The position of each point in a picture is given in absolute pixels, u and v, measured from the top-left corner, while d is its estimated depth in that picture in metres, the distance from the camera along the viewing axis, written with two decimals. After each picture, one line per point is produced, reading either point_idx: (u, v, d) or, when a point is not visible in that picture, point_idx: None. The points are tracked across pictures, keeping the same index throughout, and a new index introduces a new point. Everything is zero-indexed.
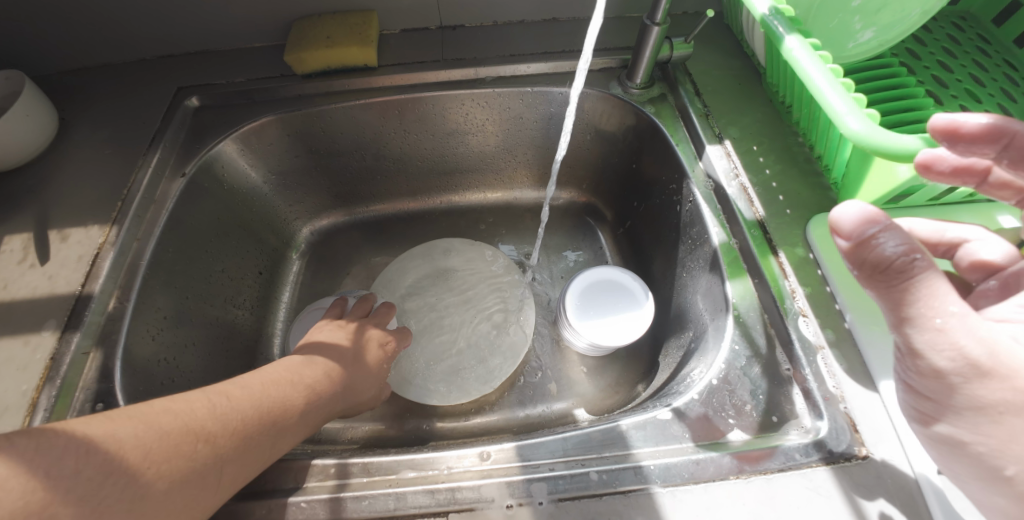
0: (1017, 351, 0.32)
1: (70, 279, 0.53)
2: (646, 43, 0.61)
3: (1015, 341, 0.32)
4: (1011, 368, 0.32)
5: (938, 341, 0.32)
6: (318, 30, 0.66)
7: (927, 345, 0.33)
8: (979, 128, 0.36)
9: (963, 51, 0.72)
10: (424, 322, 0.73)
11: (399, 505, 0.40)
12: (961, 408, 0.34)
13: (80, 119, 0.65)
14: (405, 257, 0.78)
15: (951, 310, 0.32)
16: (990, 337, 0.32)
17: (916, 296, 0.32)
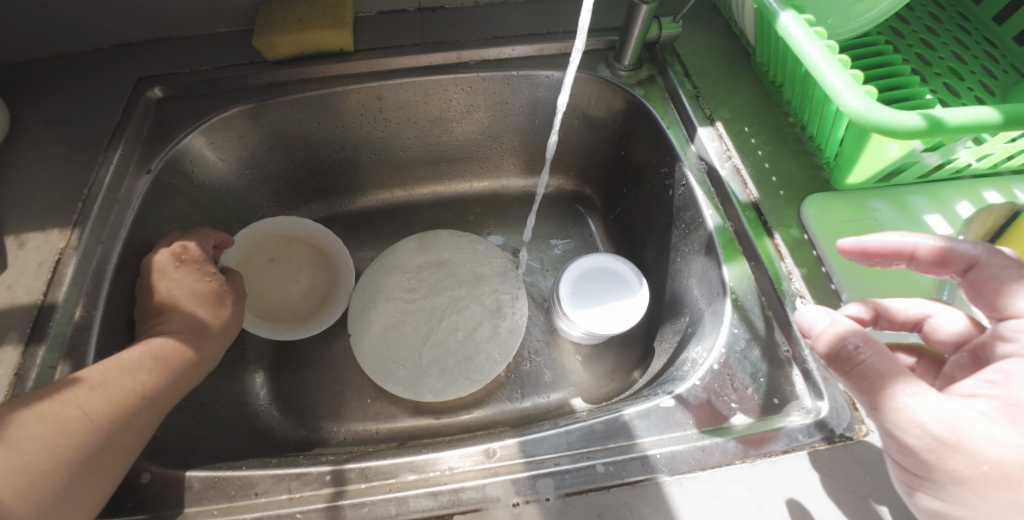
0: (984, 429, 0.30)
1: (30, 288, 0.49)
2: (635, 23, 0.59)
3: (981, 417, 0.30)
4: (976, 444, 0.30)
5: (903, 420, 0.31)
6: (288, 12, 0.62)
7: (892, 426, 0.32)
8: (885, 246, 0.40)
9: (944, 28, 0.73)
10: (411, 317, 0.71)
11: (400, 511, 0.39)
12: (945, 484, 0.31)
13: (30, 114, 0.60)
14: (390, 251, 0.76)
15: (906, 392, 0.31)
16: (953, 416, 0.30)
17: (873, 381, 0.32)
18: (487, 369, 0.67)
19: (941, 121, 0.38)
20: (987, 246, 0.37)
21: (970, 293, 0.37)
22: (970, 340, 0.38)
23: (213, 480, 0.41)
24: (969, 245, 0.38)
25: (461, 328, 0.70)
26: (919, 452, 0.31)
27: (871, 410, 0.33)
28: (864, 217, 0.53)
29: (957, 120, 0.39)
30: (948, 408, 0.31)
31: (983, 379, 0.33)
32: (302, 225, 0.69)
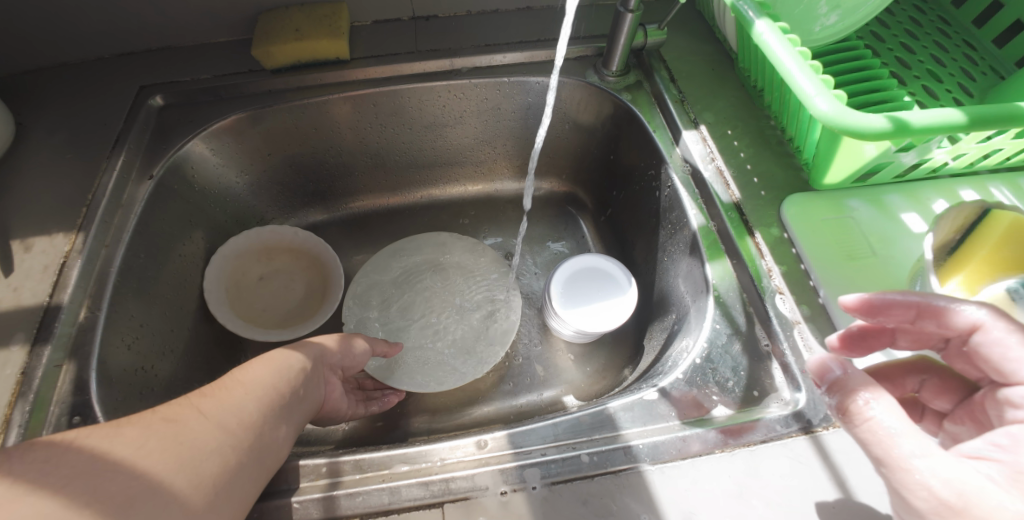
0: (992, 494, 0.28)
1: (36, 290, 0.51)
2: (621, 30, 0.62)
3: (989, 480, 0.29)
4: (983, 509, 0.28)
5: (909, 481, 0.30)
6: (286, 22, 0.64)
7: (898, 484, 0.31)
8: (882, 302, 0.39)
9: (924, 32, 0.75)
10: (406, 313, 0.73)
11: (393, 500, 0.40)
12: None
13: (34, 122, 0.62)
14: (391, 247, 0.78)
15: (907, 451, 0.31)
16: (957, 478, 0.29)
17: (871, 436, 0.32)
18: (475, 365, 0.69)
19: (906, 123, 0.40)
20: (994, 308, 0.35)
21: (977, 360, 0.36)
22: (963, 398, 0.39)
23: None
24: (974, 307, 0.35)
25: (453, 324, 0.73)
26: (927, 517, 0.30)
27: (879, 468, 0.32)
28: (842, 216, 0.55)
29: (923, 122, 0.41)
30: (952, 469, 0.29)
31: (989, 441, 0.31)
32: (272, 231, 0.70)
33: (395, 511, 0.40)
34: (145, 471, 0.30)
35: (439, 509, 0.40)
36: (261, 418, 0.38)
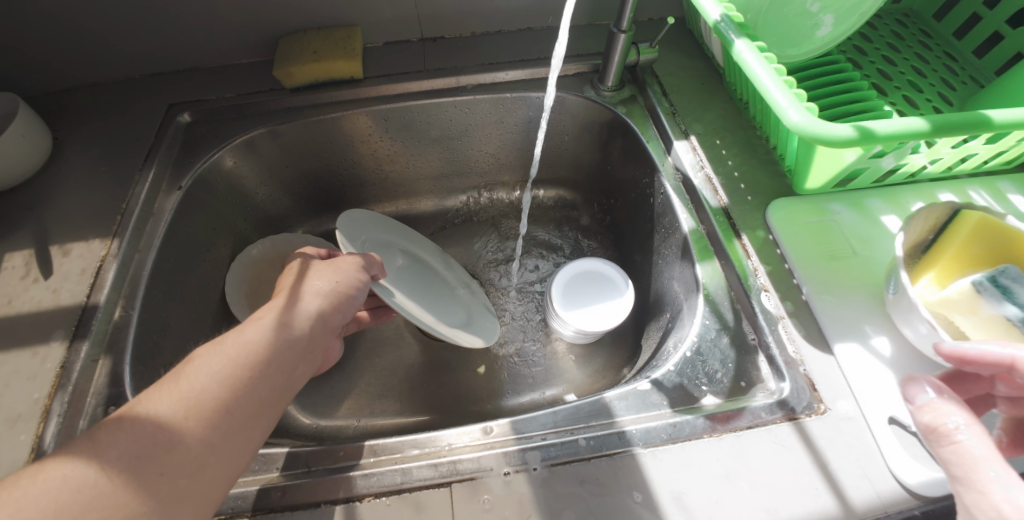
0: None
1: (74, 291, 0.55)
2: (615, 49, 0.66)
3: None
4: None
5: (980, 502, 0.31)
6: (305, 45, 0.69)
7: (971, 503, 0.31)
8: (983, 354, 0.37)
9: (905, 45, 0.79)
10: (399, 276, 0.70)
11: (405, 479, 0.44)
12: None
13: (71, 137, 0.67)
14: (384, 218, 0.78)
15: (989, 475, 0.31)
16: None
17: (952, 456, 0.33)
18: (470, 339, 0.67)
19: (872, 131, 0.44)
20: None
21: None
22: None
23: None
24: None
25: (443, 307, 0.72)
26: None
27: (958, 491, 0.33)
28: (824, 219, 0.59)
29: (888, 130, 0.44)
30: None
31: None
32: (282, 240, 0.74)
33: (407, 490, 0.43)
34: (133, 470, 0.31)
35: (448, 488, 0.43)
36: (258, 397, 0.38)
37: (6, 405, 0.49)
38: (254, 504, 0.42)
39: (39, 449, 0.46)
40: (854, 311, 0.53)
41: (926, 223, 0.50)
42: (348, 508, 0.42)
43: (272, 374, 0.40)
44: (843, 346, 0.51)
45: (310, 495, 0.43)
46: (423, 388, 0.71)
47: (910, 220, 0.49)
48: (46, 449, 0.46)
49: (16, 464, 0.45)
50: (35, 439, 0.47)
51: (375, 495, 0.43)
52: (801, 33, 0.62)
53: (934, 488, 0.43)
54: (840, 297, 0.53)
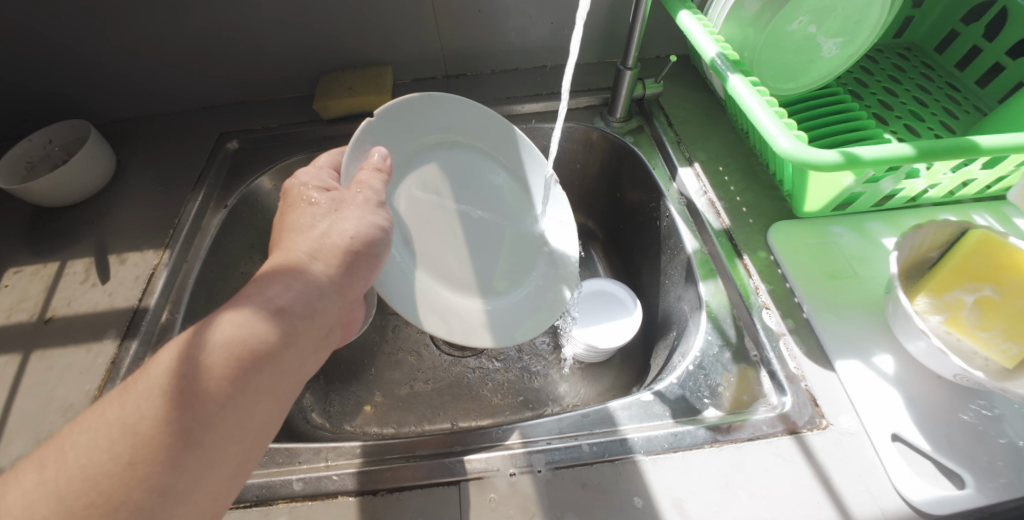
0: None
1: (128, 295, 0.61)
2: (621, 84, 0.71)
3: None
4: None
5: None
6: (341, 82, 0.77)
7: None
8: None
9: (907, 77, 0.80)
10: (473, 195, 0.59)
11: (417, 476, 0.46)
12: None
13: (131, 160, 0.75)
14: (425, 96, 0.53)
15: None
16: None
17: None
18: (490, 332, 0.56)
19: (856, 157, 0.48)
20: None
21: None
22: None
23: (264, 450, 0.49)
24: None
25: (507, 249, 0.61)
26: None
27: None
28: (825, 241, 0.61)
29: (872, 156, 0.48)
30: None
31: None
32: None
33: (418, 486, 0.45)
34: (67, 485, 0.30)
35: (457, 487, 0.45)
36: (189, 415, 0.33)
37: (62, 395, 0.54)
38: (277, 493, 0.45)
39: None
40: (854, 330, 0.54)
41: (932, 239, 0.54)
42: (363, 501, 0.45)
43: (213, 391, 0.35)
44: (844, 363, 0.52)
45: (329, 487, 0.46)
46: (437, 401, 0.73)
47: (916, 228, 0.52)
48: None
49: None
50: None
51: (388, 490, 0.45)
52: (801, 66, 0.67)
53: (936, 506, 0.44)
54: (841, 316, 0.55)
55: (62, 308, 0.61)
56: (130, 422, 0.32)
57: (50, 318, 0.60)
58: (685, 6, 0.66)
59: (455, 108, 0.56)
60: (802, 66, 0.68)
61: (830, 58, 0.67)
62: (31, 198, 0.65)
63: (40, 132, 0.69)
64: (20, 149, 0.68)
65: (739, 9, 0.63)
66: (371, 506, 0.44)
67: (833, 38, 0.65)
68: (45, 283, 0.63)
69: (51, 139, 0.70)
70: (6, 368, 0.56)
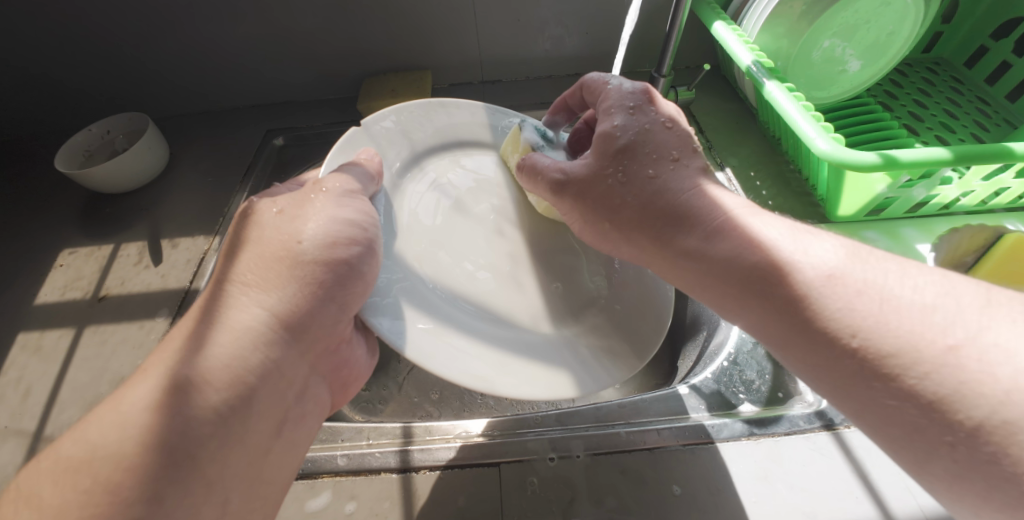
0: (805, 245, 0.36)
1: (179, 276, 0.64)
2: (655, 91, 0.73)
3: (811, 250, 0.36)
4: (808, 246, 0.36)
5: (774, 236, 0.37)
6: (384, 84, 0.80)
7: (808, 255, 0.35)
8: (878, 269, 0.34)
9: (936, 90, 0.81)
10: (468, 220, 0.56)
11: (457, 456, 0.47)
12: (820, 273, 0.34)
13: (182, 153, 0.79)
14: (394, 119, 0.57)
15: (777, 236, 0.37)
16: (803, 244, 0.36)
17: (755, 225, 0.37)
18: (584, 374, 0.45)
19: (895, 158, 0.49)
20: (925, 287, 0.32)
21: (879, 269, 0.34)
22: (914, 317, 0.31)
23: None
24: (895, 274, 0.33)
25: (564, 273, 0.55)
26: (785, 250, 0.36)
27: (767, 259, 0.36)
28: None
29: (911, 158, 0.49)
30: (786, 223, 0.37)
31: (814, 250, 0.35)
32: None
33: (458, 466, 0.47)
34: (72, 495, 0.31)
35: (497, 468, 0.46)
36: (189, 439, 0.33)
37: (115, 367, 0.57)
38: (322, 467, 0.47)
39: None
40: None
41: (963, 243, 0.56)
42: (406, 478, 0.46)
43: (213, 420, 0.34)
44: None
45: (372, 464, 0.47)
46: (465, 396, 0.74)
47: (949, 231, 0.54)
48: None
49: None
50: None
51: (430, 468, 0.47)
52: (832, 76, 0.68)
53: None
54: None
55: (116, 287, 0.64)
56: (128, 441, 0.32)
57: (104, 296, 0.63)
58: (720, 18, 0.68)
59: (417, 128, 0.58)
60: (833, 78, 0.68)
61: (856, 73, 0.69)
62: (90, 184, 0.69)
63: (100, 123, 0.73)
64: (80, 138, 0.72)
65: (778, 20, 0.63)
66: (413, 483, 0.46)
67: (862, 55, 0.67)
68: (99, 263, 0.66)
69: (109, 130, 0.74)
70: (61, 341, 0.59)
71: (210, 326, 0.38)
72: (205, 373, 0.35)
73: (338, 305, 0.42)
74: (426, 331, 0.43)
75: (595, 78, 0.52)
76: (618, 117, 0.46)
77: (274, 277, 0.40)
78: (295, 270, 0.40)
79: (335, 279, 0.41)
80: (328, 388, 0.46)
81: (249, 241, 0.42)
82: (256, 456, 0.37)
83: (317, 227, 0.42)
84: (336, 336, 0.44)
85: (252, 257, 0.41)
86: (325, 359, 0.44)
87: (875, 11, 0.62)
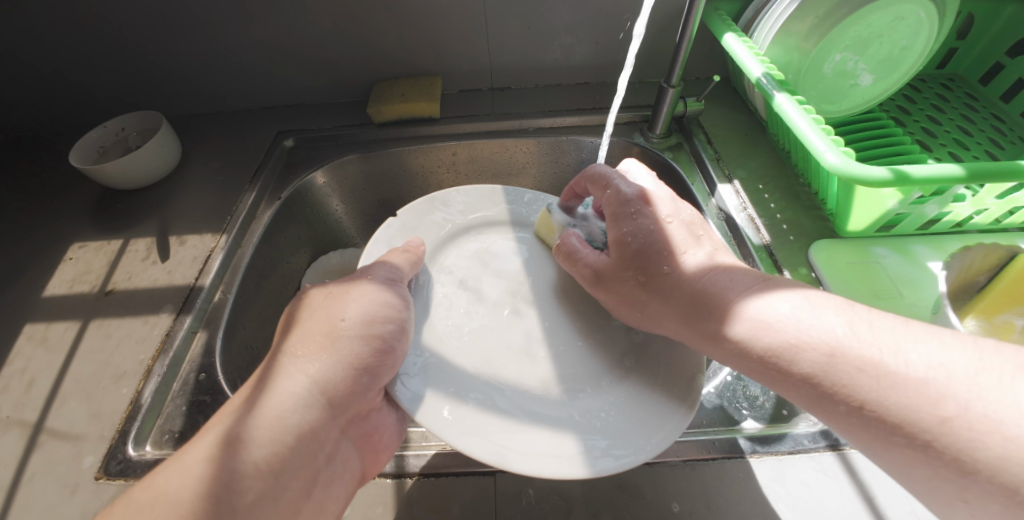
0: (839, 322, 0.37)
1: (185, 273, 0.64)
2: (663, 101, 0.73)
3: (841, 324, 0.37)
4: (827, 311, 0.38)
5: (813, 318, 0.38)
6: (393, 89, 0.81)
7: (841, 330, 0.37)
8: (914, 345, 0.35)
9: (950, 106, 0.80)
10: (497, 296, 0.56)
11: (451, 462, 0.47)
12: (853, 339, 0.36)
13: (193, 152, 0.80)
14: (417, 208, 0.61)
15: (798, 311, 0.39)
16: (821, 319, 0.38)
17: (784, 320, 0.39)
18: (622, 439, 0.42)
19: (907, 174, 0.48)
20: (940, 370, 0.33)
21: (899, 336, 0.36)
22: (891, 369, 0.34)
23: None
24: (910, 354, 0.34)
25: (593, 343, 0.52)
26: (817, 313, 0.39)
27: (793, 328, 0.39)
28: (868, 261, 0.60)
29: (923, 174, 0.48)
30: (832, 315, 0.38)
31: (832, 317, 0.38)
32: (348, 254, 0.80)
33: (452, 473, 0.46)
34: None
35: (492, 477, 0.46)
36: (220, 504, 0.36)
37: (116, 362, 0.57)
38: None
39: (135, 403, 0.53)
40: None
41: (978, 263, 0.53)
42: (400, 484, 0.46)
43: (249, 488, 0.37)
44: None
45: None
46: None
47: (963, 250, 0.52)
48: (141, 404, 0.53)
49: (115, 414, 0.53)
50: (134, 394, 0.54)
51: (424, 475, 0.46)
52: (843, 90, 0.67)
53: None
54: None
55: (122, 282, 0.64)
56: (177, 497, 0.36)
57: (111, 291, 0.64)
58: (731, 30, 0.68)
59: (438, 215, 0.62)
60: (845, 91, 0.67)
61: (868, 87, 0.68)
62: (103, 180, 0.70)
63: (116, 120, 0.75)
64: (96, 134, 0.74)
65: (789, 32, 0.63)
66: (406, 489, 0.45)
67: (875, 68, 0.66)
68: (108, 258, 0.67)
69: (124, 127, 0.76)
70: (66, 333, 0.60)
71: (262, 394, 0.41)
72: (250, 430, 0.39)
73: (373, 377, 0.44)
74: (452, 413, 0.44)
75: (598, 171, 0.54)
76: (623, 225, 0.50)
77: (316, 346, 0.44)
78: (335, 342, 0.44)
79: (375, 353, 0.44)
80: (361, 459, 0.44)
81: (301, 318, 0.46)
82: (286, 515, 0.38)
83: (357, 307, 0.46)
84: (367, 403, 0.45)
85: (301, 331, 0.45)
86: (359, 426, 0.45)
87: (889, 24, 0.61)
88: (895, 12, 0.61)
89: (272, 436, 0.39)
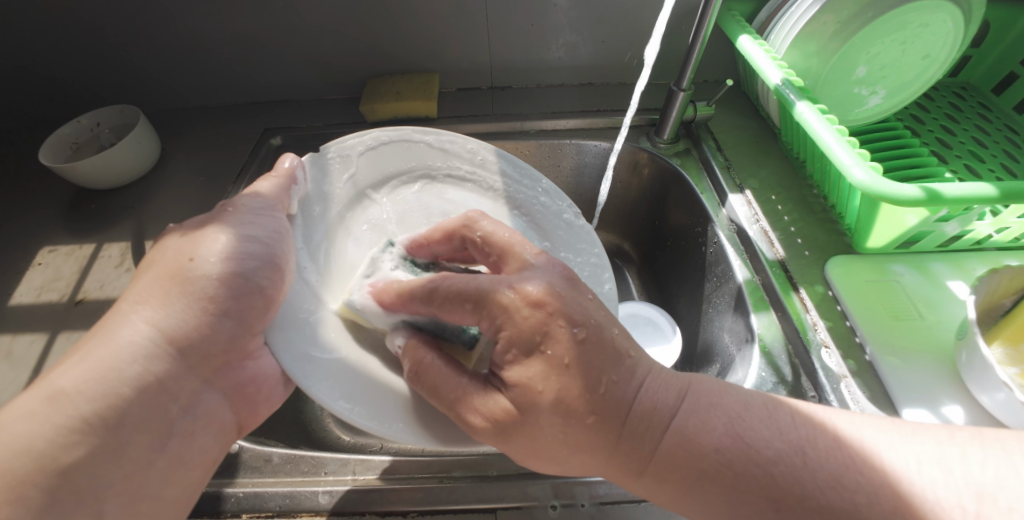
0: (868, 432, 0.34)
1: None
2: (673, 105, 0.70)
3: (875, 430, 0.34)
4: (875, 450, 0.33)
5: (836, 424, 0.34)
6: (389, 87, 0.76)
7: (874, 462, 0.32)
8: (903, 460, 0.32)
9: (964, 116, 0.78)
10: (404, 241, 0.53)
11: (450, 499, 0.43)
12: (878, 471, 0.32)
13: (173, 149, 0.75)
14: (388, 134, 0.56)
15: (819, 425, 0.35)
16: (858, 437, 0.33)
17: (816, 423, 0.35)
18: None
19: (938, 194, 0.45)
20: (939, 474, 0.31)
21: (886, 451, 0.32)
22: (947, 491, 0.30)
23: (289, 456, 0.46)
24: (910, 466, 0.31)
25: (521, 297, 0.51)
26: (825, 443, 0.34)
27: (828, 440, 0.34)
28: (887, 279, 0.58)
29: (955, 194, 0.45)
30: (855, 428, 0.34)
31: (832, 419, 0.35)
32: None
33: (451, 511, 0.43)
34: None
35: (493, 514, 0.43)
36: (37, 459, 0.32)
37: None
38: (301, 505, 0.43)
39: None
40: (925, 378, 0.50)
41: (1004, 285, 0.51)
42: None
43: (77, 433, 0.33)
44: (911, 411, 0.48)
45: (357, 504, 0.43)
46: None
47: (989, 273, 0.49)
48: None
49: None
50: None
51: (420, 512, 0.43)
52: (861, 98, 0.64)
53: None
54: (907, 360, 0.51)
55: (94, 291, 0.60)
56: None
57: (81, 301, 0.59)
58: (746, 32, 0.64)
59: (398, 148, 0.56)
60: (861, 100, 0.64)
61: (888, 95, 0.65)
62: (75, 179, 0.66)
63: (90, 115, 0.70)
64: (68, 129, 0.69)
65: (810, 36, 0.59)
66: None
67: (894, 78, 0.63)
68: (79, 264, 0.63)
69: (99, 122, 0.71)
70: (32, 347, 0.55)
71: (103, 339, 0.37)
72: (82, 385, 0.34)
73: (236, 322, 0.40)
74: (314, 363, 0.40)
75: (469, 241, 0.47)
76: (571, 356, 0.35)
77: (169, 299, 0.39)
78: (189, 288, 0.39)
79: (236, 293, 0.40)
80: (232, 410, 0.42)
81: (152, 262, 0.41)
82: (136, 470, 0.35)
83: (210, 244, 0.41)
84: (237, 353, 0.42)
85: (148, 279, 0.40)
86: (226, 377, 0.42)
87: (912, 31, 0.59)
88: (920, 20, 0.58)
89: (98, 372, 0.35)
